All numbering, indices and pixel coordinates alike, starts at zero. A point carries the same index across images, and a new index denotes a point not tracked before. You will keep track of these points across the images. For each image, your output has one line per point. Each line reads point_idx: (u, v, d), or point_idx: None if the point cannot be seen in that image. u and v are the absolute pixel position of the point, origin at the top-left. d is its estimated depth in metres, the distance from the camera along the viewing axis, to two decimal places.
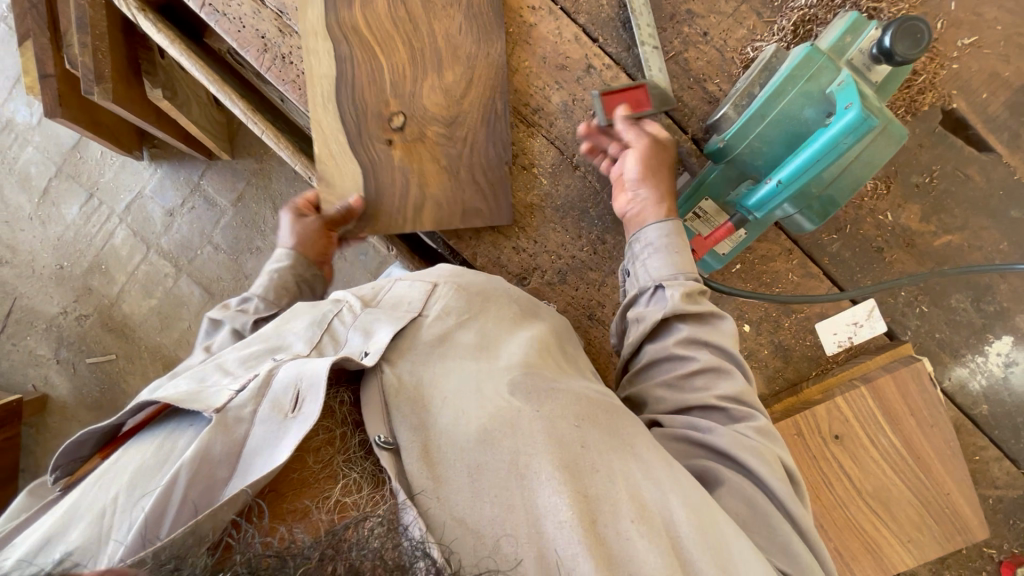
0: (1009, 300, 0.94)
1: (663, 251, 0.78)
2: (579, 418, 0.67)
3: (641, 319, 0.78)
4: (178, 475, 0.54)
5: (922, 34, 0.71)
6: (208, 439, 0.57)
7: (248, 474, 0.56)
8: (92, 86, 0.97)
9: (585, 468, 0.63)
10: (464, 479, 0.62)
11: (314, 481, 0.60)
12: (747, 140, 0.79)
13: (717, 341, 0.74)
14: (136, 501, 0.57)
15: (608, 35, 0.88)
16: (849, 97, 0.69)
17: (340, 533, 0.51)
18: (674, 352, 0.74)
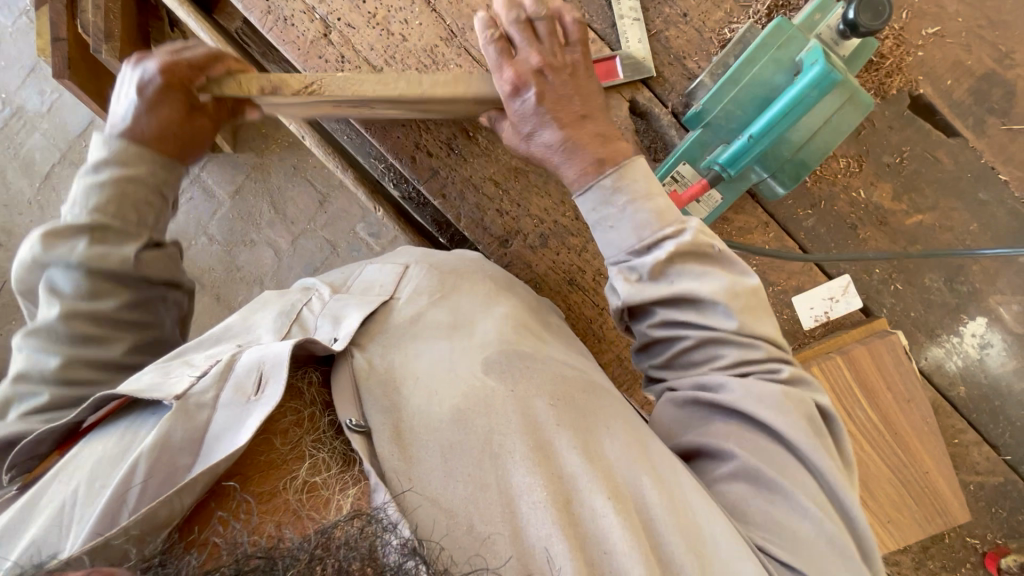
0: (981, 281, 0.96)
1: (606, 230, 0.77)
2: (555, 398, 0.67)
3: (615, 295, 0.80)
4: (137, 463, 0.54)
5: (883, 9, 0.76)
6: (167, 426, 0.57)
7: (209, 459, 0.56)
8: (101, 45, 1.01)
9: (558, 449, 0.63)
10: (438, 459, 0.61)
11: (282, 462, 0.61)
12: (721, 104, 0.86)
13: (698, 322, 0.72)
14: (95, 491, 0.57)
15: (593, 12, 0.93)
16: (815, 54, 0.75)
17: (329, 530, 0.51)
18: (654, 337, 0.75)
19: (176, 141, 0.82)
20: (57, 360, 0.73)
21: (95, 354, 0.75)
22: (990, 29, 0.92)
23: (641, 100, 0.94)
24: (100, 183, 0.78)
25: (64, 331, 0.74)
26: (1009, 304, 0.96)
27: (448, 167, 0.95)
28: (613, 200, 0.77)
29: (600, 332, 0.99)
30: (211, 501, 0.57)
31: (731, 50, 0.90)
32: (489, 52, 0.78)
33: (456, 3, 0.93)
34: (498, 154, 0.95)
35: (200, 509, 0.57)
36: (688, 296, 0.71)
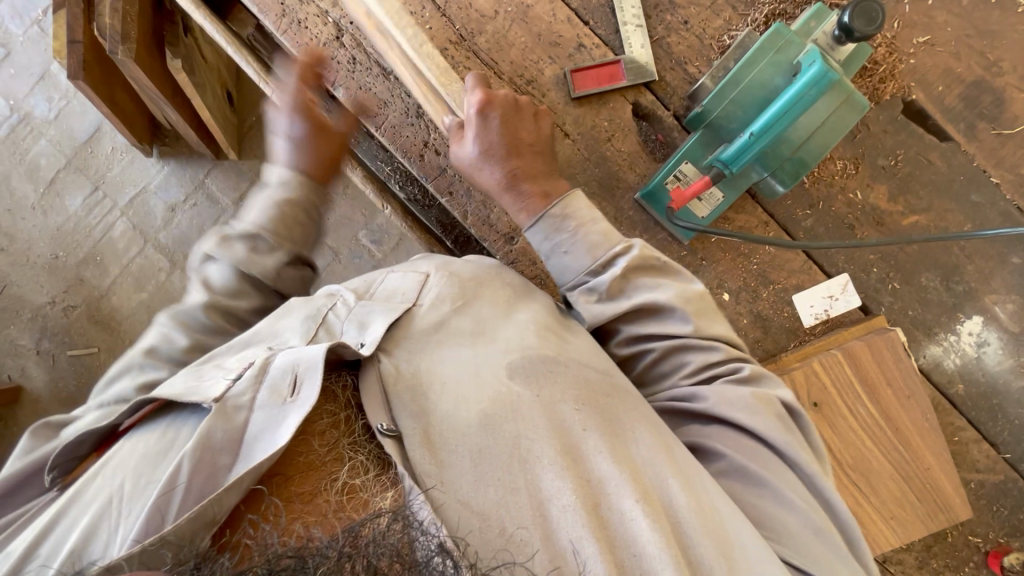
0: (976, 281, 0.98)
1: (563, 253, 0.81)
2: (579, 402, 0.67)
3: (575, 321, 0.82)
4: (181, 464, 0.55)
5: (876, 14, 0.79)
6: (209, 426, 0.58)
7: (250, 459, 0.57)
8: (117, 47, 1.04)
9: (585, 453, 0.63)
10: (468, 462, 0.62)
11: (321, 463, 0.61)
12: (722, 104, 0.89)
13: (659, 331, 0.74)
14: (141, 489, 0.58)
15: (597, 19, 0.97)
16: (813, 56, 0.79)
17: (356, 530, 0.51)
18: (622, 357, 0.78)
19: (322, 162, 0.89)
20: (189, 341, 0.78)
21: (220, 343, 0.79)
22: (978, 39, 0.96)
23: (644, 103, 0.96)
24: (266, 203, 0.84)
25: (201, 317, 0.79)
26: (1004, 303, 0.98)
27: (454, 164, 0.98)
28: (564, 227, 0.81)
29: None
30: (243, 504, 0.57)
31: (733, 56, 0.94)
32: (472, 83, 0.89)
33: (465, 9, 0.96)
34: None
35: (233, 513, 0.56)
36: (645, 308, 0.74)
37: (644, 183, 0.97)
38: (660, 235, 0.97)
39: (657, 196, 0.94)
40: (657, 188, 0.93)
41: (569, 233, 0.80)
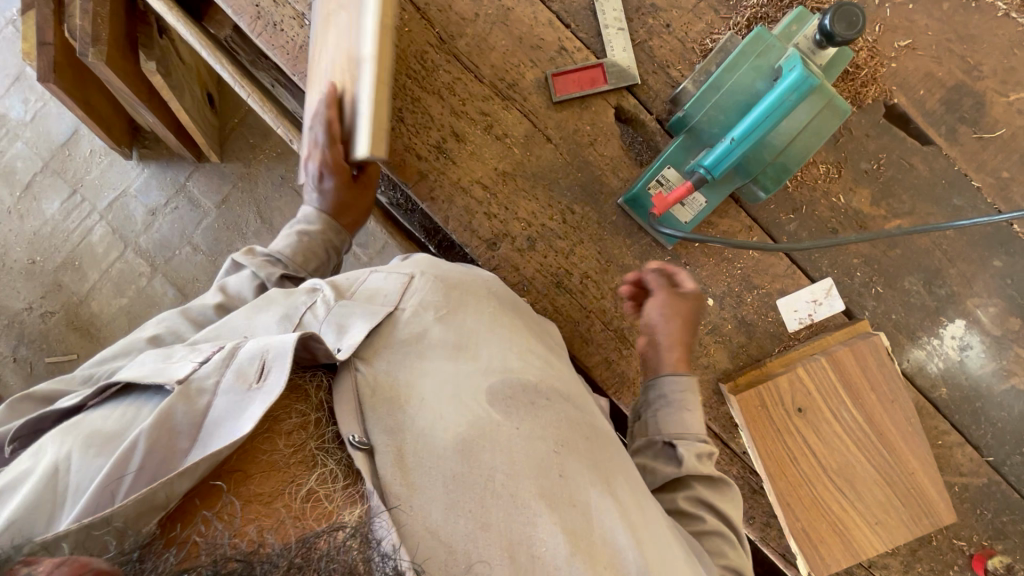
0: (958, 284, 0.99)
1: (676, 406, 0.83)
2: (558, 443, 0.66)
3: (648, 470, 0.81)
4: (137, 439, 0.54)
5: (857, 19, 0.79)
6: (168, 406, 0.56)
7: (208, 446, 0.55)
8: (88, 49, 1.01)
9: (562, 497, 0.62)
10: (440, 486, 0.60)
11: (284, 466, 0.58)
12: (705, 109, 0.88)
13: (722, 504, 0.76)
14: (91, 461, 0.55)
15: (579, 22, 0.95)
16: (794, 60, 0.78)
17: (311, 541, 0.49)
18: (679, 509, 0.76)
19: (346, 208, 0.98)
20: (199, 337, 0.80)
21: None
22: (959, 43, 0.96)
23: (627, 106, 0.96)
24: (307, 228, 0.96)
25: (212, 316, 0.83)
26: (985, 306, 0.99)
27: (435, 170, 0.96)
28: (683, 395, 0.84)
29: (587, 334, 0.97)
30: (198, 499, 0.55)
31: (716, 61, 0.93)
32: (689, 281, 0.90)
33: (445, 11, 0.94)
34: (486, 158, 0.96)
35: (185, 506, 0.54)
36: (716, 481, 0.78)
37: (627, 188, 0.96)
38: (644, 240, 0.97)
39: (639, 201, 0.94)
40: (638, 195, 0.93)
41: (684, 400, 0.84)
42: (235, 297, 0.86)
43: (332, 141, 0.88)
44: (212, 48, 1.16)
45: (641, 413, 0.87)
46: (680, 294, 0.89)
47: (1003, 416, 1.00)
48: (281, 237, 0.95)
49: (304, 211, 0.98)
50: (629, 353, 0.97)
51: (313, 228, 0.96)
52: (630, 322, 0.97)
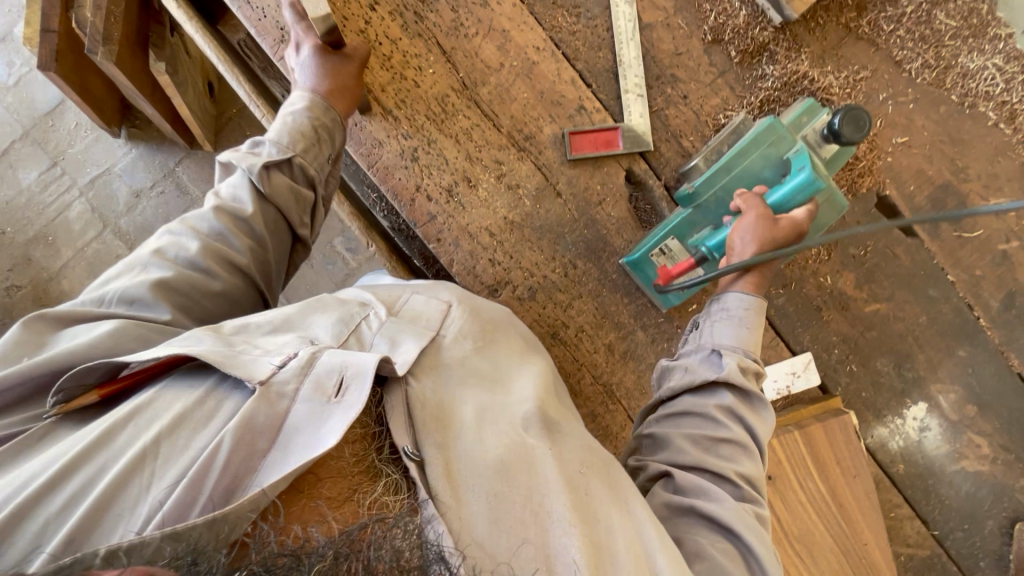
0: (925, 369, 1.06)
1: (735, 322, 0.85)
2: (585, 465, 0.70)
3: (688, 370, 0.83)
4: (222, 441, 0.56)
5: (863, 121, 0.84)
6: (252, 410, 0.58)
7: (291, 452, 0.58)
8: (98, 47, 0.98)
9: (590, 516, 0.66)
10: (484, 503, 0.63)
11: (348, 474, 0.62)
12: (713, 190, 0.91)
13: (752, 423, 0.77)
14: (176, 451, 0.57)
15: (600, 83, 0.97)
16: (802, 161, 0.83)
17: (354, 533, 0.54)
18: (710, 412, 0.78)
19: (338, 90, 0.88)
20: (199, 244, 0.79)
21: (226, 249, 0.81)
22: (950, 146, 1.02)
23: (637, 170, 0.98)
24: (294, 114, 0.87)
25: (214, 222, 0.81)
26: (947, 392, 1.06)
27: (445, 213, 0.96)
28: (741, 316, 0.86)
29: (576, 386, 1.00)
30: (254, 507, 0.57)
31: (724, 139, 0.95)
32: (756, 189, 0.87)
33: (471, 57, 0.95)
34: (496, 207, 0.96)
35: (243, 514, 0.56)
36: (749, 396, 0.79)
37: (630, 249, 0.98)
38: (641, 300, 1.00)
39: (641, 265, 0.96)
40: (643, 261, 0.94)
41: (744, 318, 0.85)
42: (229, 201, 0.83)
43: (301, 17, 0.89)
44: (226, 58, 1.14)
45: (698, 325, 0.90)
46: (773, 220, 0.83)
47: (952, 494, 1.07)
48: (271, 125, 0.88)
49: (291, 95, 0.89)
50: (615, 408, 1.00)
51: (298, 108, 0.87)
52: (618, 378, 1.00)
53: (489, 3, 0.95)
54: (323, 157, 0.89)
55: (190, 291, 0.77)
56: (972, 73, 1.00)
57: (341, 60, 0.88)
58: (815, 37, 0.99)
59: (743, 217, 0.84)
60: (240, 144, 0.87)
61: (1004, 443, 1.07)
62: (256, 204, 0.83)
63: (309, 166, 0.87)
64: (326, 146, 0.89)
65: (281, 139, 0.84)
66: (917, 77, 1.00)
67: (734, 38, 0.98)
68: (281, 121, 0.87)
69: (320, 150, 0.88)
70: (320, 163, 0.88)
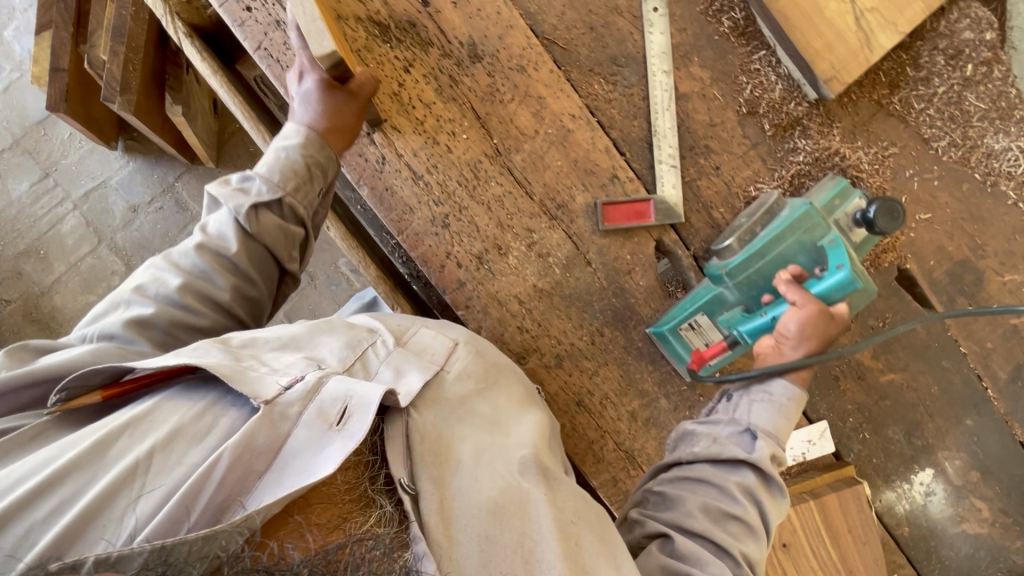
0: (934, 437, 1.09)
1: (772, 407, 0.82)
2: (578, 515, 0.71)
3: (716, 441, 0.80)
4: (218, 458, 0.59)
5: (898, 213, 0.85)
6: (254, 430, 0.61)
7: (286, 474, 0.60)
8: (113, 95, 1.02)
9: (578, 564, 0.66)
10: (475, 544, 0.66)
11: (337, 500, 0.63)
12: (746, 273, 0.89)
13: (767, 507, 0.75)
14: (169, 465, 0.60)
15: (634, 152, 0.97)
16: (839, 257, 0.81)
17: (332, 553, 0.55)
18: (729, 486, 0.75)
19: (335, 125, 0.82)
20: (181, 282, 0.78)
21: (209, 288, 0.79)
22: (970, 223, 1.04)
23: (667, 241, 0.98)
24: (288, 149, 0.80)
25: (196, 259, 0.79)
26: (953, 459, 1.09)
27: (475, 280, 0.94)
28: (777, 403, 0.83)
29: (599, 453, 1.00)
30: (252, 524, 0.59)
31: (757, 217, 0.94)
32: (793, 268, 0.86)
33: (506, 123, 0.93)
34: (526, 275, 0.95)
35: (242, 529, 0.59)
36: (769, 480, 0.76)
37: (657, 319, 0.98)
38: (665, 369, 1.00)
39: (668, 337, 0.96)
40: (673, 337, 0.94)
41: (784, 407, 0.82)
42: (214, 238, 0.79)
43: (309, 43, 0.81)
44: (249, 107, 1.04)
45: (731, 398, 0.87)
46: (829, 313, 0.81)
47: (952, 555, 1.12)
48: (263, 157, 0.82)
49: (286, 127, 0.83)
50: (636, 475, 1.00)
51: (292, 143, 0.80)
52: (639, 445, 1.00)
53: (526, 69, 0.93)
54: (316, 194, 0.82)
55: (169, 329, 0.77)
56: (996, 153, 1.01)
57: (346, 97, 0.82)
58: (847, 112, 0.99)
59: (798, 304, 0.81)
60: (229, 176, 0.81)
61: (1003, 507, 1.11)
62: (241, 241, 0.79)
63: (299, 206, 0.81)
64: (318, 182, 0.82)
65: (271, 176, 0.79)
66: (943, 155, 1.02)
67: (768, 112, 0.98)
68: (273, 155, 0.80)
69: (311, 187, 0.81)
70: (310, 201, 0.82)
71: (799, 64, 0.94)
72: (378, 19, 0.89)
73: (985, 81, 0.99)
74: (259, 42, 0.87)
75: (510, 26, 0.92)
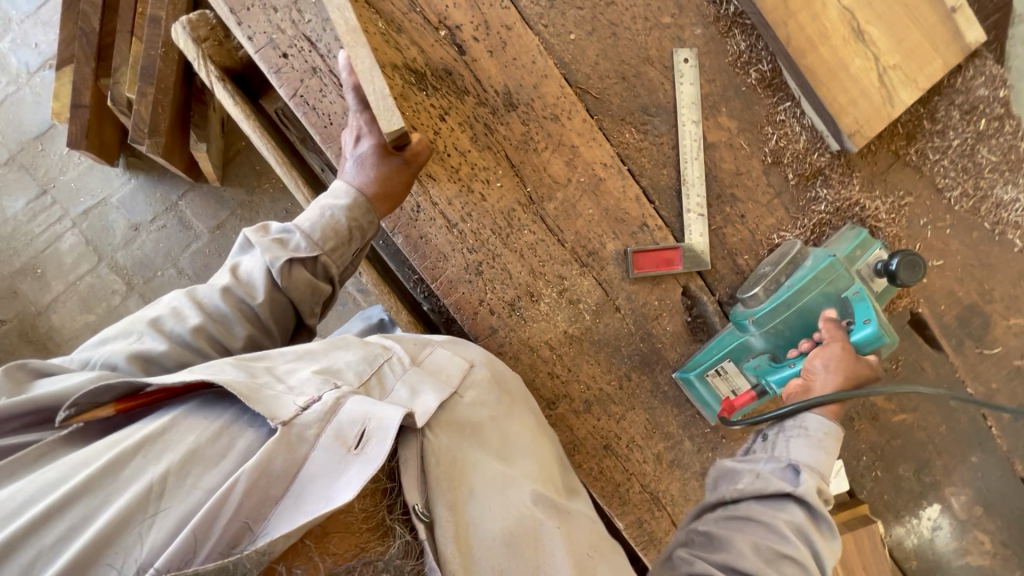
0: (941, 474, 1.13)
1: (811, 444, 0.79)
2: (592, 547, 0.70)
3: (757, 475, 0.75)
4: (237, 482, 0.55)
5: (918, 266, 0.88)
6: (270, 453, 0.58)
7: (303, 500, 0.56)
8: (143, 138, 1.13)
9: None
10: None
11: (356, 528, 0.60)
12: (773, 322, 0.92)
13: (819, 547, 0.68)
14: (185, 490, 0.56)
15: (663, 201, 0.98)
16: (866, 311, 0.86)
17: None
18: (779, 522, 0.69)
19: (386, 190, 0.82)
20: (197, 322, 0.71)
21: (224, 335, 0.73)
22: (979, 270, 1.08)
23: (693, 287, 1.00)
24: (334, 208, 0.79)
25: (219, 302, 0.73)
26: (959, 494, 1.13)
27: (507, 326, 0.95)
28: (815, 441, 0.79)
29: (625, 494, 1.02)
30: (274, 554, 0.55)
31: (780, 267, 0.97)
32: (828, 313, 0.88)
33: (539, 172, 0.94)
34: (556, 321, 0.96)
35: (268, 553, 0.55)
36: (818, 517, 0.70)
37: (683, 363, 1.01)
38: (690, 411, 1.02)
39: (693, 382, 0.98)
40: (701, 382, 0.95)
41: (823, 442, 0.79)
42: (241, 282, 0.75)
43: (367, 106, 0.79)
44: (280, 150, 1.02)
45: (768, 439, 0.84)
46: (855, 356, 0.84)
47: None
48: (304, 211, 0.80)
49: (334, 184, 0.82)
50: (660, 515, 1.02)
51: (339, 203, 0.79)
52: (665, 486, 1.02)
53: (560, 118, 0.94)
54: (351, 253, 0.81)
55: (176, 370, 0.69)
56: (1005, 204, 1.05)
57: (400, 164, 0.82)
58: (867, 163, 1.02)
59: (826, 347, 0.85)
60: (269, 224, 0.78)
61: (1006, 540, 1.15)
62: (267, 291, 0.75)
63: (333, 265, 0.79)
64: (356, 243, 0.81)
65: (313, 234, 0.77)
66: (956, 205, 1.05)
67: (792, 162, 1.00)
68: (316, 210, 0.79)
69: (348, 248, 0.80)
70: (344, 261, 0.81)
71: (824, 117, 0.96)
72: (414, 67, 0.90)
73: (998, 135, 1.02)
74: (295, 89, 0.87)
75: (544, 75, 0.93)
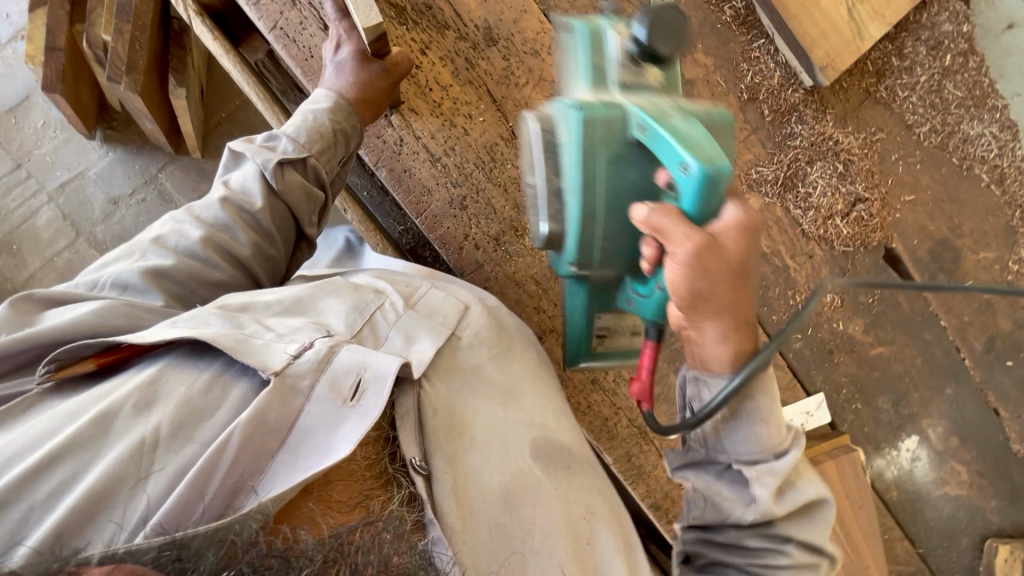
0: (918, 406, 1.16)
1: (741, 428, 0.61)
2: (591, 510, 0.68)
3: (710, 501, 0.62)
4: (232, 434, 0.53)
5: (675, 19, 0.63)
6: (265, 405, 0.55)
7: (301, 454, 0.55)
8: (121, 76, 1.13)
9: (586, 550, 0.65)
10: (488, 532, 0.61)
11: (359, 476, 0.59)
12: (597, 249, 0.67)
13: (808, 534, 0.60)
14: (177, 444, 0.53)
15: None
16: (673, 154, 0.57)
17: (343, 536, 0.48)
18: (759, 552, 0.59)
19: (371, 98, 0.83)
20: (202, 233, 0.72)
21: (230, 242, 0.73)
22: (949, 205, 1.11)
23: None
24: (317, 118, 0.80)
25: (219, 212, 0.74)
26: (935, 426, 1.17)
27: (492, 261, 0.96)
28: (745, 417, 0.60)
29: (613, 429, 1.03)
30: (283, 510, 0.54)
31: (544, 166, 0.68)
32: (636, 214, 0.58)
33: (521, 107, 0.95)
34: (541, 257, 0.97)
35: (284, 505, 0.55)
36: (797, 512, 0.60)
37: None
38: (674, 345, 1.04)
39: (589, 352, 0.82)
40: (592, 357, 0.81)
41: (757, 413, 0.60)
42: (237, 192, 0.76)
43: (345, 14, 0.83)
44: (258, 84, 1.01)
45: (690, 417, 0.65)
46: (709, 239, 0.55)
47: (936, 517, 1.20)
48: (290, 119, 0.81)
49: (316, 92, 0.83)
50: (648, 449, 1.04)
51: (321, 107, 0.81)
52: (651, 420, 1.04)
53: (540, 53, 0.95)
54: (338, 159, 0.82)
55: (188, 281, 0.70)
56: (971, 139, 1.10)
57: (379, 71, 0.82)
58: (839, 99, 1.05)
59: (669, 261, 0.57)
60: (254, 134, 0.79)
61: (981, 469, 1.19)
62: (265, 197, 0.75)
63: (323, 169, 0.80)
64: (342, 149, 0.82)
65: (299, 137, 0.78)
66: (925, 140, 1.09)
67: (768, 97, 1.03)
68: (301, 115, 0.80)
69: (336, 152, 0.81)
70: (332, 168, 0.81)
71: (797, 51, 1.00)
72: (394, 1, 0.90)
73: (962, 71, 1.08)
74: (274, 21, 0.87)
75: (524, 10, 0.94)
